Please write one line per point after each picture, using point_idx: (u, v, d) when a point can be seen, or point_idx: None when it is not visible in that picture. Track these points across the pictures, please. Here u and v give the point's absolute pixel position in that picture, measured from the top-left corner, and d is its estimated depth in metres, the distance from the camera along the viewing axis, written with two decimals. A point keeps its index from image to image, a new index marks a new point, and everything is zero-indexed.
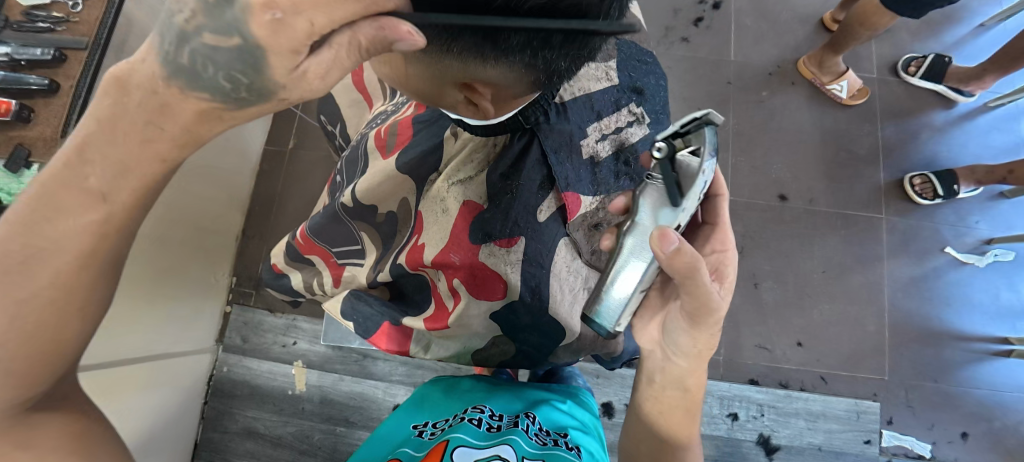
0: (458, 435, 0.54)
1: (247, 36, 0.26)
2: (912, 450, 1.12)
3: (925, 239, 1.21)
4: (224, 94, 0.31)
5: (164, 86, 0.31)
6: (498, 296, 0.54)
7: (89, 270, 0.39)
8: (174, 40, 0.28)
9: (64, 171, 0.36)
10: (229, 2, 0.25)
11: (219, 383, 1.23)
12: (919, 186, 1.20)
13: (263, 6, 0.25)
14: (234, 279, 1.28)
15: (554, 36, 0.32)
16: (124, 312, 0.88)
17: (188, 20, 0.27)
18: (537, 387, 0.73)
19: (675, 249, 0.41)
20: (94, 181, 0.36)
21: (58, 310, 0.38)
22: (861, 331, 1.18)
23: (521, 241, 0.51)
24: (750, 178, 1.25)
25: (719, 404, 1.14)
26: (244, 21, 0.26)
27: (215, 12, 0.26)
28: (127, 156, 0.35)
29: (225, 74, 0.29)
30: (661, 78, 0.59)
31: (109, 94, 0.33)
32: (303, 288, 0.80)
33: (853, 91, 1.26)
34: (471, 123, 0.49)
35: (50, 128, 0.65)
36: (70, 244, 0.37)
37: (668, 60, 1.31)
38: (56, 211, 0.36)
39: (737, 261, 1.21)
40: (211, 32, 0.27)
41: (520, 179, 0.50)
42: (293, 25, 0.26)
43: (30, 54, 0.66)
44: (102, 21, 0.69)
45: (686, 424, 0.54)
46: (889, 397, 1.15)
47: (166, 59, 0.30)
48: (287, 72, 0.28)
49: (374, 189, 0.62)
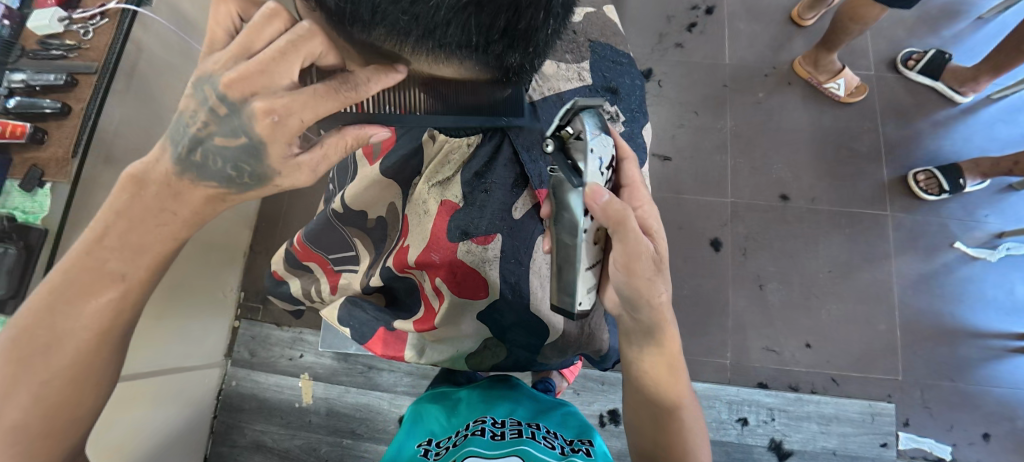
0: (469, 448, 0.55)
1: (252, 136, 0.37)
2: (932, 453, 1.08)
3: (933, 234, 1.19)
4: (230, 181, 0.41)
5: (178, 180, 0.41)
6: (482, 295, 0.55)
7: (105, 343, 0.45)
8: (189, 144, 0.39)
9: (84, 256, 0.42)
10: (240, 113, 0.36)
11: (228, 397, 1.24)
12: (924, 182, 1.18)
13: (266, 113, 0.35)
14: (242, 294, 1.31)
15: (496, 22, 0.31)
16: (145, 331, 0.94)
17: (202, 130, 0.38)
18: (531, 395, 0.73)
19: (606, 200, 0.43)
20: (111, 263, 0.43)
21: (75, 385, 0.44)
22: (872, 330, 1.15)
23: (498, 238, 0.51)
24: (750, 179, 1.24)
25: (728, 408, 1.12)
26: (251, 125, 0.36)
27: (227, 122, 0.37)
28: (147, 238, 0.43)
29: (230, 163, 0.39)
30: (637, 78, 0.61)
31: (126, 189, 0.41)
32: (301, 295, 0.84)
33: (850, 89, 1.25)
34: (444, 126, 0.53)
35: (62, 149, 0.68)
36: (90, 323, 0.43)
37: (663, 66, 1.33)
38: (79, 292, 0.42)
39: (741, 263, 1.20)
40: (220, 135, 0.37)
41: (494, 177, 0.52)
42: (286, 126, 0.36)
43: (44, 79, 0.69)
44: (111, 47, 0.75)
45: (673, 384, 0.54)
46: (904, 398, 1.11)
47: (180, 159, 0.40)
48: (280, 158, 0.39)
49: (361, 195, 0.64)
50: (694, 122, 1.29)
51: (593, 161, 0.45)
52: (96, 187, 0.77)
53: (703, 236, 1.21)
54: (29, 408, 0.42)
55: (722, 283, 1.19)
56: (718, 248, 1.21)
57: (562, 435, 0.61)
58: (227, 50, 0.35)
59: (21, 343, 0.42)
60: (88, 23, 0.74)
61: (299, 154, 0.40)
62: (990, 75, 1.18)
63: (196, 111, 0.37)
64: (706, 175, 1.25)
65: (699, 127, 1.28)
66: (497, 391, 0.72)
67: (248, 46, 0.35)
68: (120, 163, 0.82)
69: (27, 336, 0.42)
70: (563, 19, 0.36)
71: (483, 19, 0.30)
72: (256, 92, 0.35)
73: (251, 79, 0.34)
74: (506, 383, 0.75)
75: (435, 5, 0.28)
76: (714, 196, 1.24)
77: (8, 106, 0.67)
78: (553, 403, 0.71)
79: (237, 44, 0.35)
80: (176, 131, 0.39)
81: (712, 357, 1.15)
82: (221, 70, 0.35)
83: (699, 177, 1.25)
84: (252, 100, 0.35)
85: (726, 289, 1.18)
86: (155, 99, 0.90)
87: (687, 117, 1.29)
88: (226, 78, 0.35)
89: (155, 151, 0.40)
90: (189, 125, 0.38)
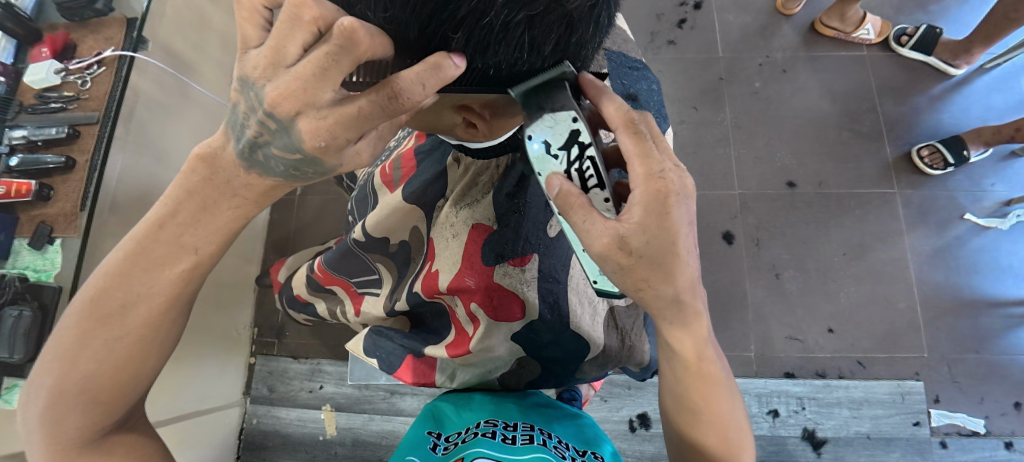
0: (476, 450, 0.52)
1: (304, 150, 0.35)
2: (965, 427, 1.08)
3: (942, 208, 1.20)
4: (292, 177, 0.39)
5: (245, 172, 0.39)
6: (518, 316, 0.53)
7: (174, 308, 0.47)
8: (248, 145, 0.37)
9: (156, 230, 0.43)
10: (290, 125, 0.33)
11: (250, 436, 1.22)
12: (929, 157, 1.18)
13: (315, 136, 0.33)
14: (256, 331, 1.29)
15: (548, 39, 0.33)
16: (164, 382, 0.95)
17: (259, 137, 0.35)
18: (546, 401, 0.67)
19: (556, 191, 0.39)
20: (185, 237, 0.43)
21: (142, 345, 0.46)
22: (892, 310, 1.15)
23: (534, 259, 0.52)
24: (756, 169, 1.24)
25: (757, 402, 1.11)
26: (299, 140, 0.34)
27: (277, 133, 0.34)
28: (219, 217, 0.43)
29: (284, 163, 0.37)
30: (653, 83, 0.61)
31: (198, 169, 0.41)
32: (327, 315, 0.85)
33: (880, 29, 1.27)
34: (473, 148, 0.52)
35: (70, 203, 0.65)
36: (161, 291, 0.45)
37: (658, 65, 1.33)
38: (152, 261, 0.44)
39: (756, 254, 1.19)
40: (277, 147, 0.35)
41: (526, 196, 0.52)
42: (334, 147, 0.34)
43: (46, 134, 0.68)
44: (110, 94, 0.71)
45: (706, 406, 0.48)
46: (931, 375, 1.11)
47: (244, 156, 0.38)
48: (337, 155, 0.36)
49: (383, 222, 0.64)
50: (694, 118, 1.29)
51: (537, 147, 0.39)
52: (103, 238, 0.76)
53: (715, 231, 1.21)
54: (102, 365, 0.44)
55: (738, 275, 1.18)
56: (732, 241, 1.20)
57: (573, 445, 0.57)
58: (262, 55, 0.31)
59: (97, 306, 0.44)
60: (85, 73, 0.72)
61: (355, 143, 0.36)
62: (983, 46, 1.19)
63: (247, 116, 0.34)
64: (711, 168, 1.25)
65: (700, 122, 1.28)
66: (511, 398, 0.67)
67: (281, 51, 0.30)
68: (124, 211, 0.81)
69: (102, 300, 0.44)
70: (606, 35, 0.38)
71: (536, 36, 0.32)
72: (302, 109, 0.32)
73: (295, 96, 0.31)
74: (519, 393, 0.68)
75: (493, 23, 0.30)
76: (721, 190, 1.24)
77: (10, 165, 0.67)
78: (569, 411, 0.67)
79: (269, 48, 0.30)
80: (234, 124, 0.37)
81: (736, 352, 1.14)
82: (261, 81, 0.32)
83: (705, 172, 1.25)
84: (299, 116, 0.32)
85: (743, 282, 1.18)
86: (153, 142, 0.89)
87: (687, 113, 1.29)
88: (270, 94, 0.31)
89: (222, 135, 0.39)
90: (245, 128, 0.36)
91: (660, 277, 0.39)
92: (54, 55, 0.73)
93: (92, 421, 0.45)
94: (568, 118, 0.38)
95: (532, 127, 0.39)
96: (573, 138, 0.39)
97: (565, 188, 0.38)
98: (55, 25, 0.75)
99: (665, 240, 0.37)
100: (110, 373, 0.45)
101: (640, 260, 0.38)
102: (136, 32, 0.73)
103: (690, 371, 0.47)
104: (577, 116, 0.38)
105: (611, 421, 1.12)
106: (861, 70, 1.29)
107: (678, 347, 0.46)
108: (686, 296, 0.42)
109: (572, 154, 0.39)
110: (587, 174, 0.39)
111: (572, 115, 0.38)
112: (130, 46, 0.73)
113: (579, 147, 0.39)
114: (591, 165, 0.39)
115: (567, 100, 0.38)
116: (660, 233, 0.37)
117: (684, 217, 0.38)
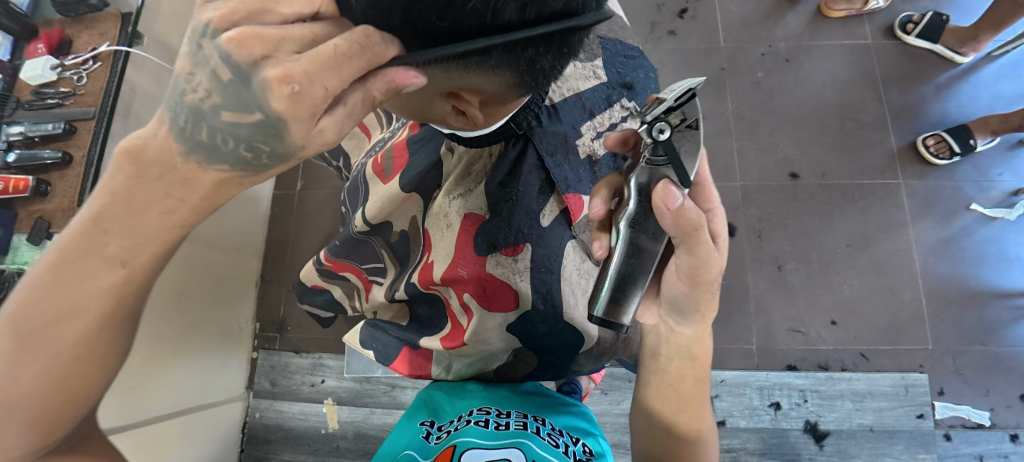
0: (463, 441, 0.53)
1: (267, 110, 0.29)
2: (970, 420, 1.07)
3: (948, 199, 1.18)
4: (244, 163, 0.34)
5: (184, 162, 0.33)
6: (513, 306, 0.54)
7: (110, 328, 0.42)
8: (189, 117, 0.31)
9: (82, 240, 0.38)
10: (249, 76, 0.28)
11: (254, 429, 1.23)
12: (934, 146, 1.16)
13: (283, 80, 0.27)
14: (258, 325, 1.30)
15: (534, 24, 0.32)
16: (140, 382, 0.90)
17: (204, 101, 0.30)
18: (540, 390, 0.67)
19: (680, 206, 0.38)
20: (112, 247, 0.38)
21: (79, 367, 0.41)
22: (897, 301, 1.13)
23: (527, 248, 0.51)
24: (758, 160, 1.23)
25: (759, 394, 1.11)
26: (264, 97, 0.28)
27: (232, 92, 0.29)
28: (147, 224, 0.37)
29: (243, 142, 0.32)
30: (650, 70, 0.61)
31: (121, 168, 0.35)
32: (343, 297, 0.85)
33: None
34: (465, 137, 0.51)
35: (68, 198, 0.66)
36: (87, 311, 0.40)
37: (658, 56, 1.32)
38: (77, 273, 0.39)
39: (758, 246, 1.18)
40: (228, 110, 0.30)
41: (518, 186, 0.51)
42: (308, 97, 0.28)
43: (43, 130, 0.68)
44: (106, 89, 0.71)
45: (697, 412, 0.55)
46: (936, 367, 1.10)
47: (183, 136, 0.32)
48: (304, 137, 0.31)
49: (379, 212, 0.64)
50: None
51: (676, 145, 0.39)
52: None
53: None
54: (37, 386, 0.40)
55: (741, 268, 1.17)
56: (734, 234, 1.19)
57: (567, 432, 0.57)
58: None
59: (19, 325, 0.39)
60: (81, 68, 0.72)
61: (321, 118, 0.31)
62: (990, 33, 1.17)
63: (195, 75, 0.30)
64: (713, 160, 1.24)
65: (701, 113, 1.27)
66: (503, 388, 0.66)
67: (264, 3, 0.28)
68: None
69: (22, 320, 0.39)
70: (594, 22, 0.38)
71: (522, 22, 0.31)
72: (270, 53, 0.28)
73: (259, 39, 0.27)
74: (512, 383, 0.68)
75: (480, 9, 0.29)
76: (723, 181, 1.22)
77: (9, 161, 0.67)
78: (566, 399, 0.67)
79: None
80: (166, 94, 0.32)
81: (738, 344, 1.14)
82: (223, 27, 0.28)
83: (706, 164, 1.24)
84: (266, 64, 0.28)
85: (745, 274, 1.17)
86: None
87: None
88: (234, 34, 0.27)
89: (157, 120, 0.33)
90: (185, 93, 0.30)
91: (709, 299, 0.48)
92: (50, 51, 0.73)
93: (32, 444, 0.42)
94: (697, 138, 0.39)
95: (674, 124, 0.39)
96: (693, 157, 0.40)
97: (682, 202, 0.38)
98: (50, 21, 0.75)
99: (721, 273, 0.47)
100: (45, 399, 0.40)
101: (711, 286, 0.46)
102: (131, 27, 0.73)
103: (694, 369, 0.54)
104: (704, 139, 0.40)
105: (612, 414, 1.12)
106: (865, 59, 1.27)
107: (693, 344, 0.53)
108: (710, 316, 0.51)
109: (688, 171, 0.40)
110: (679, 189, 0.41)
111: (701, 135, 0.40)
112: (125, 41, 0.73)
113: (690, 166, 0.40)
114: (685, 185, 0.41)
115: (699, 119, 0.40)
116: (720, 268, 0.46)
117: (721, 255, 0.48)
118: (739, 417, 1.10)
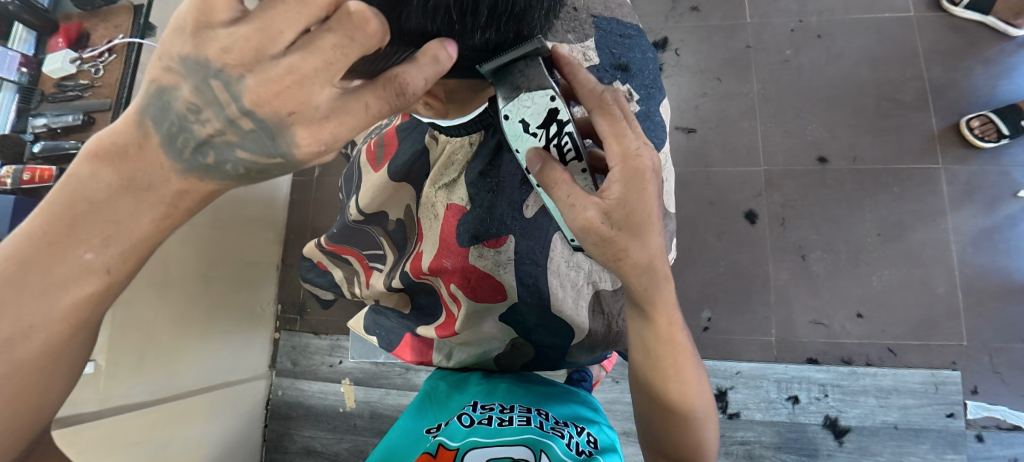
0: (471, 439, 0.51)
1: (288, 156, 0.31)
2: (1006, 421, 1.01)
3: (992, 185, 1.09)
4: (247, 180, 0.34)
5: (181, 177, 0.32)
6: (500, 297, 0.58)
7: None
8: (196, 146, 0.31)
9: (47, 253, 0.32)
10: (280, 129, 0.30)
11: (276, 406, 1.29)
12: (980, 128, 1.07)
13: (312, 139, 0.30)
14: (280, 307, 1.35)
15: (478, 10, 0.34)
16: (138, 353, 0.88)
17: (217, 136, 0.30)
18: (540, 380, 0.68)
19: (541, 168, 0.42)
20: (86, 256, 0.32)
21: None
22: (930, 294, 1.07)
23: (510, 240, 0.54)
24: (783, 144, 1.17)
25: (776, 387, 1.07)
26: (290, 146, 0.30)
27: (254, 137, 0.30)
28: (129, 236, 0.33)
29: (244, 166, 0.32)
30: (648, 50, 0.62)
31: (105, 172, 0.31)
32: (343, 282, 0.87)
33: None
34: (445, 125, 0.53)
35: None
36: None
37: (678, 34, 1.25)
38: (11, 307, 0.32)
39: (781, 234, 1.13)
40: (245, 149, 0.31)
41: (497, 177, 0.54)
42: (332, 150, 0.32)
43: (63, 122, 0.72)
44: (121, 81, 0.73)
45: (666, 383, 0.52)
46: (970, 365, 1.04)
47: (184, 159, 0.31)
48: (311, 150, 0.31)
49: (374, 201, 0.65)
50: (717, 90, 1.21)
51: (516, 125, 0.43)
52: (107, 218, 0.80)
53: (736, 209, 1.15)
54: None
55: (761, 256, 1.13)
56: (756, 221, 1.14)
57: (571, 423, 0.56)
58: (241, 38, 0.28)
59: None
60: (97, 61, 0.74)
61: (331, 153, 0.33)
62: None
63: (203, 112, 0.30)
64: (734, 144, 1.18)
65: (723, 94, 1.21)
66: (507, 379, 0.66)
67: (269, 36, 0.28)
68: None
69: None
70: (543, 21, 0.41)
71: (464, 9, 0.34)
72: (297, 110, 0.29)
73: (291, 92, 0.29)
74: (514, 374, 0.68)
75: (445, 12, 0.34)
76: (746, 166, 1.17)
77: (34, 152, 0.71)
78: (565, 388, 0.67)
79: (253, 29, 0.27)
80: (157, 108, 0.30)
81: (756, 336, 1.10)
82: (238, 72, 0.28)
83: (726, 148, 1.18)
84: (295, 120, 0.30)
85: (765, 264, 1.12)
86: None
87: (709, 85, 1.22)
88: (252, 86, 0.28)
89: (138, 127, 0.31)
90: (192, 124, 0.30)
91: (636, 245, 0.44)
92: (69, 45, 0.76)
93: None
94: (544, 97, 0.42)
95: (510, 106, 0.42)
96: (551, 116, 0.42)
97: (544, 163, 0.42)
98: (70, 15, 0.78)
99: (641, 213, 0.42)
100: None
101: (619, 232, 0.42)
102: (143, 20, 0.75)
103: (661, 335, 0.51)
104: (553, 95, 0.41)
105: (623, 402, 1.11)
106: (906, 32, 1.17)
107: (654, 313, 0.50)
108: (658, 261, 0.46)
109: (551, 131, 0.43)
110: (565, 147, 0.44)
111: (549, 94, 0.41)
112: (137, 33, 0.74)
113: (557, 125, 0.43)
114: (568, 140, 0.43)
115: (543, 79, 0.41)
116: (633, 206, 0.42)
117: (655, 193, 0.43)
118: (754, 410, 1.07)
